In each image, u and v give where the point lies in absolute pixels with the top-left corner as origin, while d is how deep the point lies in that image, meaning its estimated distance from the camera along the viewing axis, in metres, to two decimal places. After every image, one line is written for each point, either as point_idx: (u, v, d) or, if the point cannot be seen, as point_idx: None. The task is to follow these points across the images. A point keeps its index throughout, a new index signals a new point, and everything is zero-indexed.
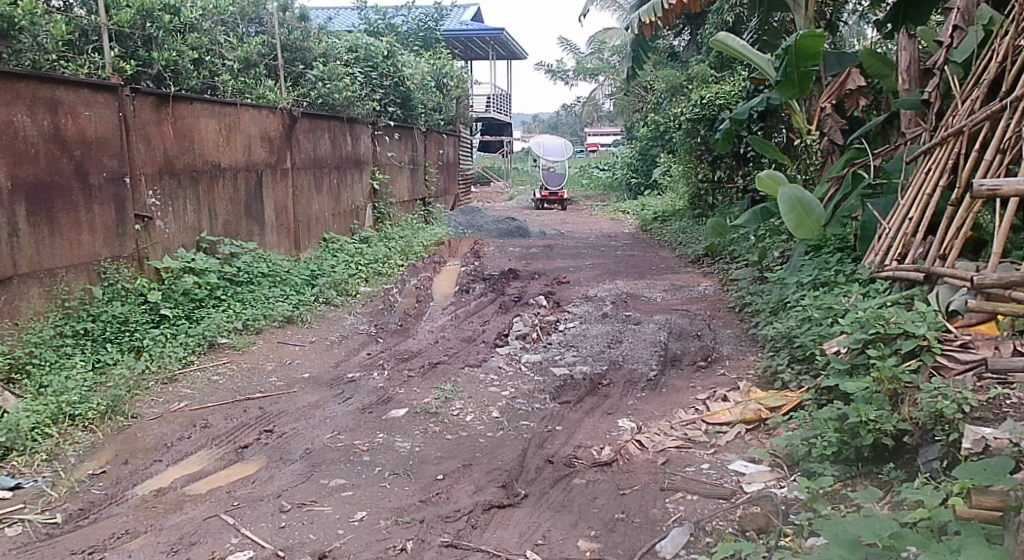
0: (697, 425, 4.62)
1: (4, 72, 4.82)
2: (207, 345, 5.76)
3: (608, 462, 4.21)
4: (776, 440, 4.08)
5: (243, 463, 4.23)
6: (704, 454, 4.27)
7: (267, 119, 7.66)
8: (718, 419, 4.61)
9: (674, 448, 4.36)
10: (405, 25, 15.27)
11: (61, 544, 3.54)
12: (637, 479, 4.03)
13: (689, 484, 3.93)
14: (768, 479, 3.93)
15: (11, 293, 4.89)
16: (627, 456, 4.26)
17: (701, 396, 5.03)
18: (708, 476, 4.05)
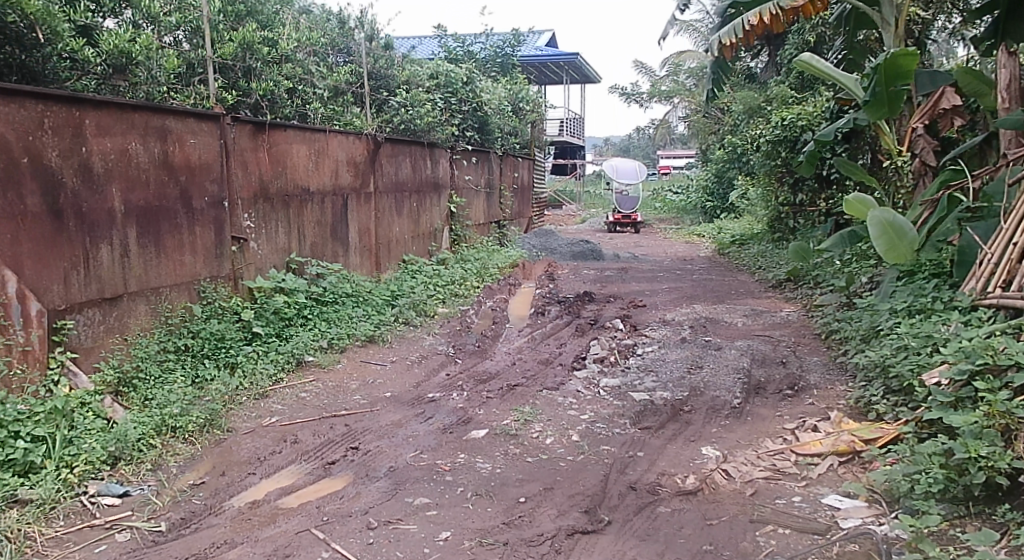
0: (786, 455, 4.56)
1: (121, 104, 5.09)
2: (295, 362, 5.96)
3: (693, 491, 4.18)
4: (874, 475, 4.02)
5: (331, 479, 4.36)
6: (795, 487, 4.21)
7: (353, 145, 7.92)
8: (809, 450, 4.54)
9: (763, 479, 4.31)
10: (483, 51, 15.70)
11: (167, 551, 3.66)
12: (725, 510, 4.00)
13: (780, 518, 3.90)
14: (865, 516, 3.86)
15: (121, 310, 5.15)
16: (713, 486, 4.23)
17: (790, 426, 4.95)
18: (800, 509, 3.99)
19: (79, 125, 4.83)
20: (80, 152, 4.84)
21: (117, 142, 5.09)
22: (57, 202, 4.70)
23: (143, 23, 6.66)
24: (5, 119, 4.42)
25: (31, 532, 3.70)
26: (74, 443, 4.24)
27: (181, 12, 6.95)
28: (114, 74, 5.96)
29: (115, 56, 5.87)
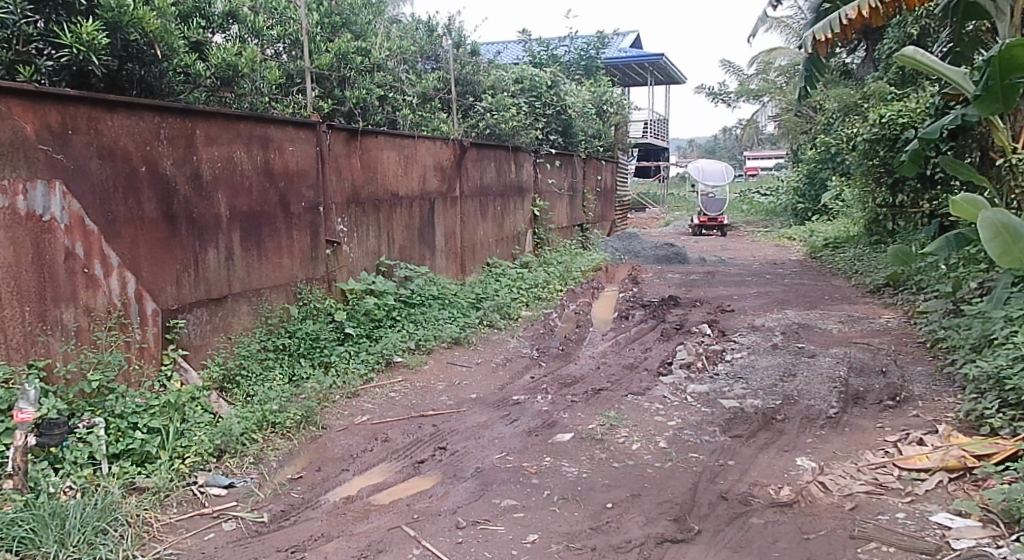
0: (889, 469, 4.44)
1: (228, 115, 5.34)
2: (385, 362, 6.13)
3: (788, 503, 4.12)
4: (991, 495, 3.92)
5: (421, 478, 4.47)
6: (900, 503, 4.10)
7: (440, 150, 8.07)
8: (915, 464, 4.41)
9: (864, 493, 4.21)
10: (568, 55, 15.78)
11: (269, 541, 3.83)
12: (823, 524, 3.93)
13: (884, 535, 3.81)
14: (980, 537, 3.75)
15: (226, 310, 5.41)
16: (809, 498, 4.16)
17: (892, 438, 4.82)
18: (905, 527, 3.89)
19: (191, 135, 5.09)
20: (191, 160, 5.09)
21: (223, 150, 5.34)
22: (171, 208, 4.96)
23: (248, 37, 6.97)
24: (127, 130, 4.69)
25: (149, 517, 3.90)
26: (185, 435, 4.44)
27: (282, 26, 7.27)
28: (222, 86, 6.22)
29: (223, 69, 6.11)
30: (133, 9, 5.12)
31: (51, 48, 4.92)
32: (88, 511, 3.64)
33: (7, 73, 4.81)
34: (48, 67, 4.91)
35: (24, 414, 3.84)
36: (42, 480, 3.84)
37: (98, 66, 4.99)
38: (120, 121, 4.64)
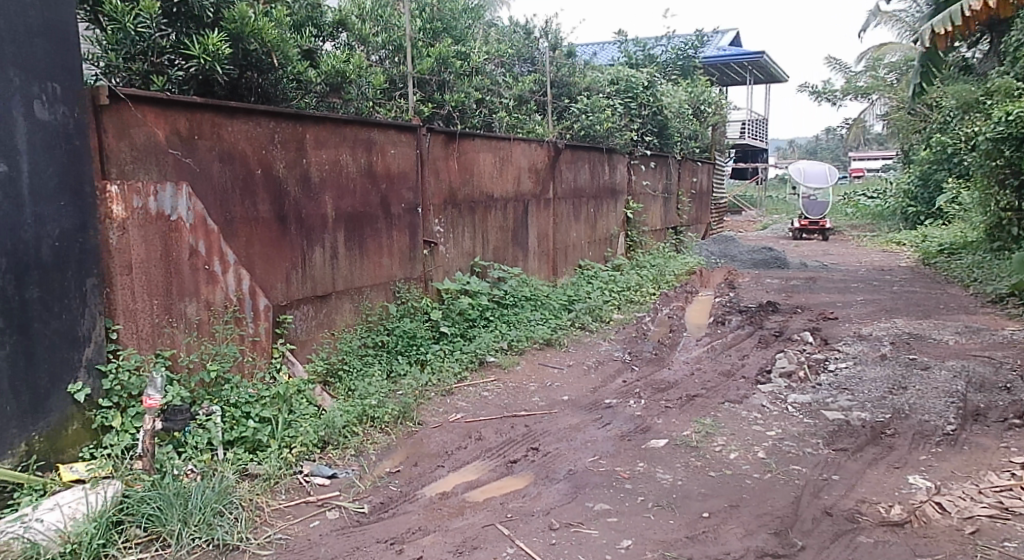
0: (1014, 493, 4.24)
1: (336, 120, 5.54)
2: (478, 361, 6.22)
3: (900, 523, 3.98)
4: None
5: (514, 477, 4.52)
6: None
7: (535, 152, 8.13)
8: None
9: (986, 517, 4.03)
10: (664, 54, 15.65)
11: (370, 531, 3.95)
12: (939, 548, 3.78)
13: None
14: None
15: (330, 307, 5.61)
16: (924, 519, 4.01)
17: (1017, 460, 4.59)
18: None
19: (302, 139, 5.30)
20: (301, 163, 5.30)
21: (331, 153, 5.54)
22: (282, 209, 5.18)
23: (356, 45, 7.22)
24: (246, 135, 4.92)
25: (260, 502, 4.07)
26: (292, 425, 4.62)
27: (387, 33, 7.53)
28: (330, 92, 6.46)
29: (332, 76, 6.36)
30: (252, 20, 5.40)
31: (180, 59, 5.26)
32: (208, 494, 3.83)
33: (142, 83, 5.19)
34: (178, 77, 5.26)
35: (151, 401, 4.14)
36: (167, 462, 4.05)
37: (221, 74, 5.32)
38: (239, 126, 4.87)
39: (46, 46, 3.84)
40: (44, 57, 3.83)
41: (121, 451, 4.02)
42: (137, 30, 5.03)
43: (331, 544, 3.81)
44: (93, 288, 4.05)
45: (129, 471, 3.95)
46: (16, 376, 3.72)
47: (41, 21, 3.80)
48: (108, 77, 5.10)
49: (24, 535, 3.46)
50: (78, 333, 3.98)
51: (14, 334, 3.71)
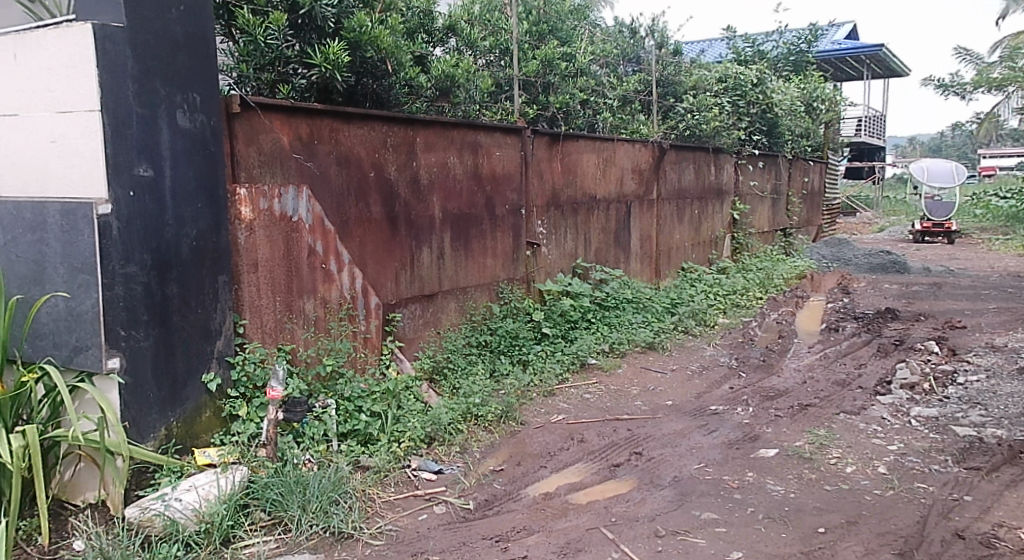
0: None
1: (445, 123, 5.65)
2: (579, 363, 6.19)
3: None
4: None
5: (617, 481, 4.50)
6: None
7: (639, 153, 8.07)
8: None
9: None
10: (775, 50, 15.23)
11: (477, 527, 3.99)
12: None
13: None
14: None
15: (436, 306, 5.74)
16: None
17: None
18: None
19: (412, 143, 5.44)
20: (411, 166, 5.44)
21: (439, 156, 5.66)
22: (393, 211, 5.34)
23: (464, 49, 7.34)
24: (361, 139, 5.09)
25: (372, 493, 4.20)
26: (400, 420, 4.74)
27: (495, 36, 7.64)
28: (439, 97, 6.61)
29: (442, 81, 6.52)
30: (370, 29, 5.59)
31: (304, 68, 5.49)
32: (326, 483, 3.95)
33: (269, 91, 5.44)
34: (301, 85, 5.52)
35: (274, 392, 4.16)
36: (287, 451, 4.16)
37: (340, 81, 5.54)
38: (354, 131, 5.04)
39: (189, 57, 4.06)
40: (188, 67, 4.05)
41: (246, 438, 4.19)
42: (266, 41, 5.27)
43: (439, 538, 3.87)
44: (225, 285, 4.28)
45: (255, 458, 4.11)
46: (159, 366, 3.97)
47: (184, 34, 4.02)
48: (238, 86, 5.38)
49: (165, 513, 3.66)
50: (210, 327, 4.21)
51: (156, 326, 3.94)
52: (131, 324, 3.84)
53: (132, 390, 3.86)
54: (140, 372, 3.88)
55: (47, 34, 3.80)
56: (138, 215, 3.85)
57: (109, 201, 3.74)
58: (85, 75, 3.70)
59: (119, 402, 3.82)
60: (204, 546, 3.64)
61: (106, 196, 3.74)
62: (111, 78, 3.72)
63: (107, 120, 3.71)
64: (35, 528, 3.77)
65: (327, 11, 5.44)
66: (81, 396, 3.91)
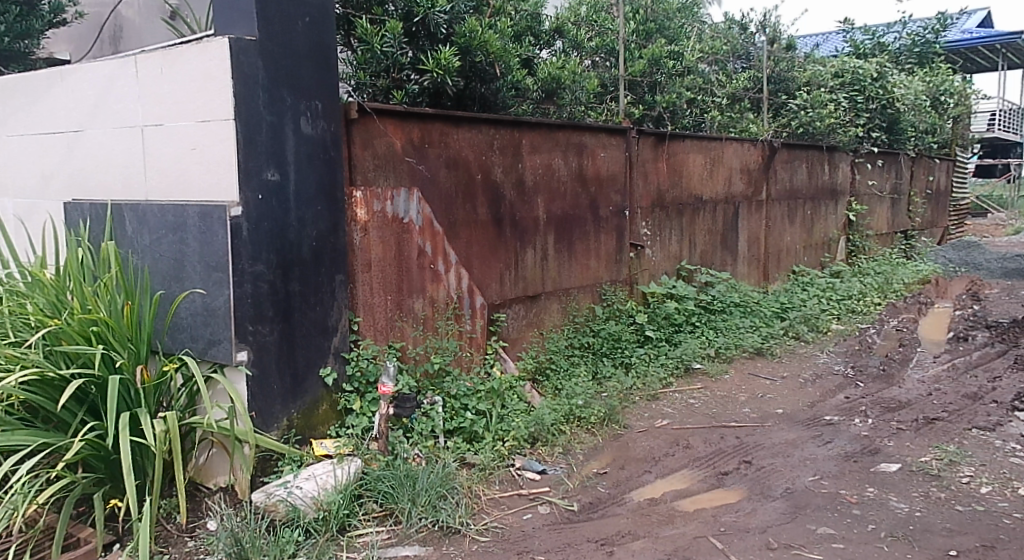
0: None
1: (550, 125, 5.69)
2: (684, 368, 6.13)
3: None
4: None
5: (725, 491, 4.43)
6: None
7: (748, 152, 7.90)
8: None
9: None
10: (897, 42, 14.57)
11: (583, 529, 4.02)
12: None
13: None
14: None
15: (539, 307, 5.80)
16: None
17: None
18: None
19: (518, 145, 5.51)
20: (517, 168, 5.51)
21: (544, 158, 5.71)
22: (499, 212, 5.42)
23: (570, 50, 7.36)
24: (469, 143, 5.19)
25: (478, 491, 4.28)
26: (504, 420, 4.82)
27: (601, 37, 7.65)
28: (546, 98, 6.66)
29: (548, 82, 6.55)
30: (480, 33, 5.72)
31: (416, 74, 5.67)
32: (434, 478, 4.07)
33: (384, 97, 5.68)
34: (414, 91, 5.71)
35: (386, 388, 4.32)
36: (398, 445, 4.32)
37: (451, 86, 5.68)
38: (463, 134, 5.14)
39: (313, 67, 4.24)
40: (312, 76, 4.24)
41: (360, 431, 4.38)
42: (383, 49, 5.48)
43: (544, 538, 3.92)
44: (341, 284, 4.45)
45: (368, 451, 4.26)
46: (281, 361, 4.18)
47: (310, 44, 4.22)
48: (356, 93, 5.62)
49: (287, 499, 3.82)
50: (327, 324, 4.39)
51: (279, 322, 4.16)
52: (256, 320, 4.06)
53: (258, 382, 4.09)
54: (265, 365, 4.11)
55: (187, 49, 4.04)
56: (266, 217, 4.06)
57: (239, 204, 3.97)
58: (221, 87, 3.94)
59: (247, 392, 4.05)
60: (323, 533, 3.80)
61: (237, 199, 3.97)
62: (244, 89, 3.95)
63: (240, 128, 3.93)
64: (174, 507, 4.03)
65: (440, 18, 5.58)
66: (213, 386, 4.15)
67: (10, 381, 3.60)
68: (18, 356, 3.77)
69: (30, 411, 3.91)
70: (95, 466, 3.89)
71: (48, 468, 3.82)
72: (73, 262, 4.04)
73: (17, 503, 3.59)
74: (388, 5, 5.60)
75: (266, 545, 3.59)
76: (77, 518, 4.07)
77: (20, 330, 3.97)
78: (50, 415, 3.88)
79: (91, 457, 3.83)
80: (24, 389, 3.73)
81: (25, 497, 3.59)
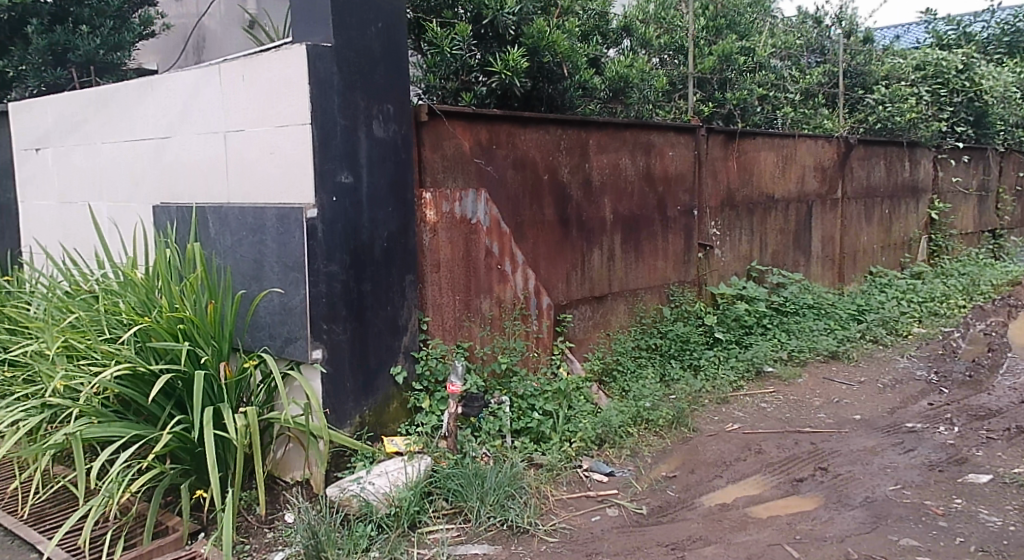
0: None
1: (618, 124, 5.66)
2: (754, 371, 6.01)
3: None
4: None
5: (800, 498, 4.34)
6: None
7: (822, 149, 7.71)
8: None
9: None
10: (985, 31, 13.96)
11: (654, 533, 3.98)
12: None
13: None
14: None
15: (605, 308, 5.78)
16: None
17: None
18: None
19: (586, 145, 5.50)
20: (584, 168, 5.50)
21: (611, 157, 5.68)
22: (566, 213, 5.41)
23: (639, 48, 7.29)
24: (536, 143, 5.20)
25: (546, 491, 4.28)
26: (572, 421, 4.82)
27: (670, 34, 7.56)
28: (613, 97, 6.62)
29: (616, 81, 6.48)
30: (548, 34, 5.68)
31: (485, 76, 5.73)
32: (502, 478, 4.09)
33: (453, 99, 5.78)
34: (482, 93, 5.79)
35: (454, 387, 4.38)
36: (466, 444, 4.35)
37: (519, 86, 5.70)
38: (531, 135, 5.16)
39: (385, 70, 4.32)
40: (385, 80, 4.31)
41: (429, 429, 4.44)
42: (452, 52, 5.55)
43: (613, 541, 3.89)
44: (411, 284, 4.52)
45: (436, 449, 4.32)
46: (354, 359, 4.26)
47: (383, 49, 4.29)
48: (427, 96, 5.73)
49: (360, 494, 3.91)
50: (398, 323, 4.46)
51: (353, 321, 4.24)
52: (331, 319, 4.15)
53: (333, 379, 4.18)
54: (339, 363, 4.19)
55: (266, 55, 4.16)
56: (340, 218, 4.15)
57: (315, 206, 4.06)
58: (298, 92, 4.04)
59: (321, 389, 4.15)
60: (394, 529, 3.85)
61: (313, 201, 4.07)
62: (320, 94, 4.04)
63: (315, 132, 4.03)
64: (254, 499, 4.14)
65: (509, 19, 5.63)
66: (290, 383, 4.27)
67: (105, 375, 3.76)
68: (112, 352, 3.95)
69: (123, 403, 4.09)
70: (182, 457, 4.06)
71: (139, 458, 4.00)
72: (161, 262, 4.21)
73: (111, 491, 3.78)
74: (458, 7, 5.64)
75: (341, 539, 3.68)
76: (164, 507, 4.24)
77: (114, 327, 4.17)
78: (141, 408, 4.05)
79: (178, 449, 4.00)
80: (118, 383, 3.89)
81: (118, 486, 3.78)
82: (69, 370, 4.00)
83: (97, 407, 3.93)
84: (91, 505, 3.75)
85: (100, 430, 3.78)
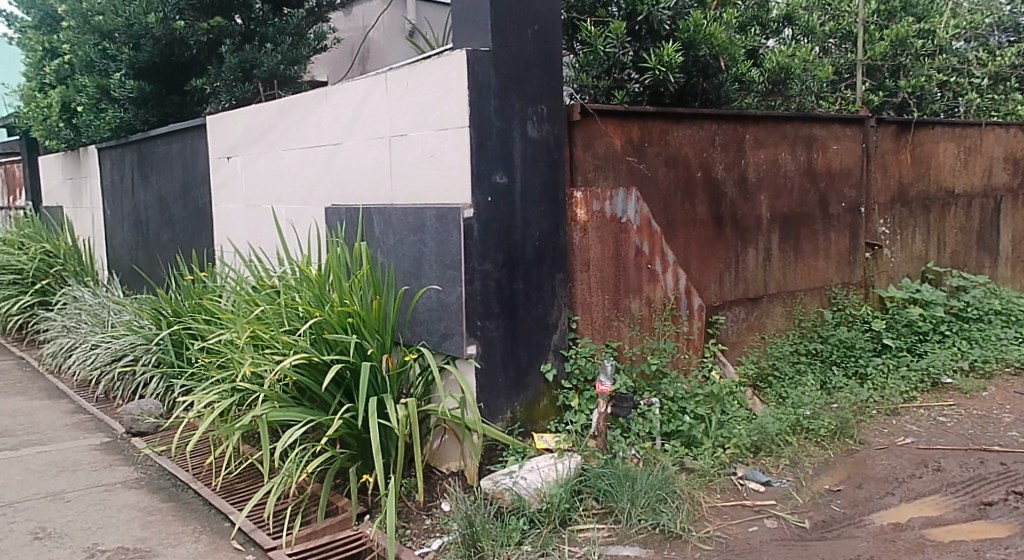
0: None
1: (776, 118, 5.41)
2: (931, 382, 5.54)
3: None
4: None
5: (989, 523, 3.94)
6: None
7: (1014, 138, 6.97)
8: None
9: None
10: None
11: (817, 548, 3.76)
12: None
13: None
14: None
15: (760, 310, 5.53)
16: None
17: None
18: None
19: (742, 140, 5.29)
20: (739, 164, 5.30)
21: (768, 152, 5.43)
22: (719, 211, 5.24)
23: (802, 37, 6.90)
24: (689, 139, 5.06)
25: (699, 496, 4.16)
26: (724, 426, 4.64)
27: (836, 20, 7.11)
28: (773, 90, 6.32)
29: (777, 73, 6.20)
30: (706, 27, 5.52)
31: (637, 73, 5.68)
32: (654, 479, 4.02)
33: (605, 98, 5.73)
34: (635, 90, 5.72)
35: (604, 386, 4.33)
36: (615, 444, 4.32)
37: (673, 82, 5.58)
38: (683, 131, 5.03)
39: (540, 72, 4.37)
40: (539, 81, 4.36)
41: (580, 428, 4.43)
42: (606, 50, 5.48)
43: (772, 553, 3.72)
44: (561, 283, 4.53)
45: (586, 448, 4.32)
46: (506, 355, 4.34)
47: (537, 51, 4.34)
48: (578, 95, 5.71)
49: (513, 488, 3.95)
50: (548, 320, 4.49)
51: (505, 318, 4.32)
52: (484, 316, 4.26)
53: (485, 375, 4.30)
54: (491, 359, 4.30)
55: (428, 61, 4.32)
56: (494, 218, 4.24)
57: (472, 206, 4.19)
58: (458, 96, 4.17)
59: (475, 384, 4.28)
60: (546, 524, 3.88)
61: (469, 201, 4.20)
62: (478, 97, 4.15)
63: (472, 134, 4.14)
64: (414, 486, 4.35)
65: (664, 15, 5.50)
66: (446, 377, 4.41)
67: (285, 364, 4.08)
68: (291, 343, 4.26)
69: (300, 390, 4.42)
70: (350, 443, 4.31)
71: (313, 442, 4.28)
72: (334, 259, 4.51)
73: (291, 471, 4.06)
74: (612, 5, 5.59)
75: (495, 531, 3.77)
76: (334, 489, 4.52)
77: (292, 319, 4.51)
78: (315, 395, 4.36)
79: (346, 434, 4.24)
80: (296, 371, 4.21)
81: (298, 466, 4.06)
82: (256, 358, 4.37)
83: (279, 392, 4.27)
84: (274, 484, 4.04)
85: (282, 413, 4.11)
